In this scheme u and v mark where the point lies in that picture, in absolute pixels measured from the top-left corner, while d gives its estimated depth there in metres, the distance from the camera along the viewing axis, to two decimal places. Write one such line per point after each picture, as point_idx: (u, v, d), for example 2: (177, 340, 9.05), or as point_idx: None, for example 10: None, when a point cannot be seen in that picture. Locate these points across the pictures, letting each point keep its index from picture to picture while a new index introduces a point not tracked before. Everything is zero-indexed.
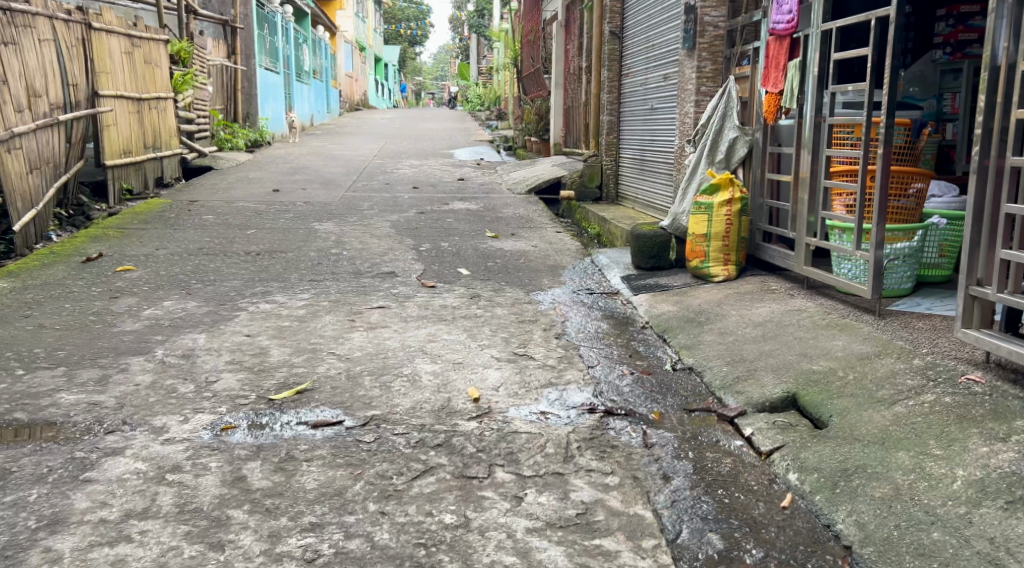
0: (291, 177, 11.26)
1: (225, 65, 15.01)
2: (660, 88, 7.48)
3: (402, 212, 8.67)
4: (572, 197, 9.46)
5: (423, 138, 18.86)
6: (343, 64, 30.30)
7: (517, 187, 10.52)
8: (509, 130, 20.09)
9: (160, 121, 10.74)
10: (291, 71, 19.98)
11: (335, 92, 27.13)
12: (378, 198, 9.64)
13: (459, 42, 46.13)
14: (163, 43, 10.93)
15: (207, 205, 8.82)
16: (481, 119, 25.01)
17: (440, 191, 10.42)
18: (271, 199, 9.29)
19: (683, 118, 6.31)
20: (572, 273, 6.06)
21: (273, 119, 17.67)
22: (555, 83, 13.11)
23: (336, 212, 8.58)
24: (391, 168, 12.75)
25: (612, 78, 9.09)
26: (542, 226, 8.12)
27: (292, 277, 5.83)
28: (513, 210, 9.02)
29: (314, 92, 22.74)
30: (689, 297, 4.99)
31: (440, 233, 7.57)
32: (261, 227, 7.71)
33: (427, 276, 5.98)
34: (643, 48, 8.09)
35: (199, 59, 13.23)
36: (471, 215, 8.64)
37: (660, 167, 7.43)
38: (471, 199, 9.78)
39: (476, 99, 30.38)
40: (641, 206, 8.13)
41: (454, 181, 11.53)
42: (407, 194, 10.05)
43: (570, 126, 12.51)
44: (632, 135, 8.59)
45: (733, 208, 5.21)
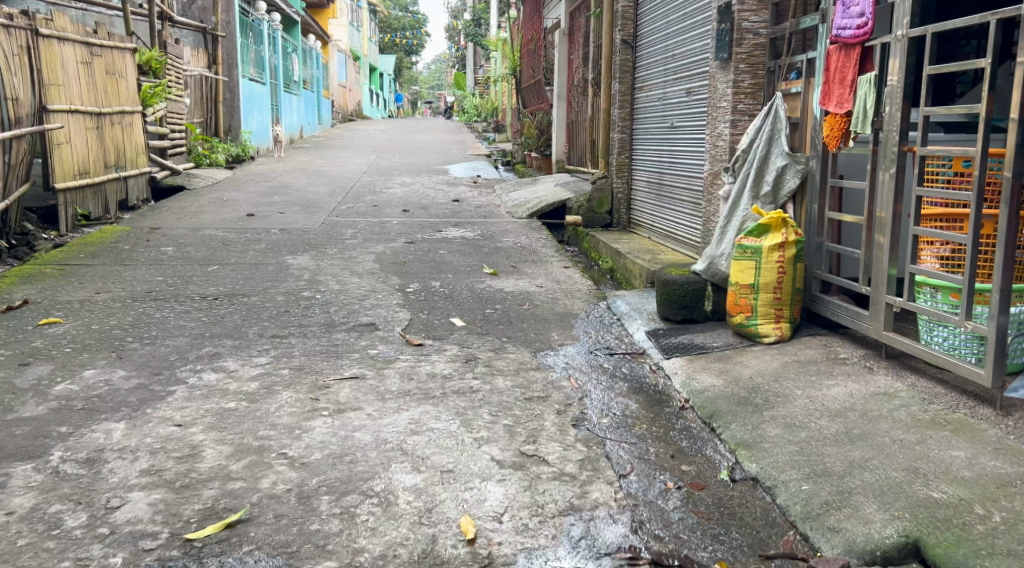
0: (270, 198, 10.32)
1: (204, 76, 14.07)
2: (682, 104, 6.55)
3: (389, 242, 7.73)
4: (579, 223, 8.49)
5: (418, 151, 17.92)
6: (337, 73, 29.47)
7: (518, 210, 9.57)
8: (508, 144, 19.17)
9: (125, 138, 9.79)
10: (278, 81, 19.02)
11: (327, 104, 26.21)
12: (363, 224, 8.68)
13: (456, 51, 45.28)
14: (129, 52, 10.00)
15: (169, 233, 7.88)
16: (479, 131, 24.10)
17: (432, 214, 9.47)
18: (244, 226, 8.35)
19: (716, 140, 5.35)
20: (586, 325, 5.10)
21: (258, 132, 16.71)
22: (558, 96, 12.18)
23: (315, 242, 7.63)
24: (381, 187, 11.81)
25: (624, 92, 8.15)
26: (547, 259, 7.16)
27: (252, 332, 4.88)
28: (513, 239, 8.07)
29: (304, 103, 21.79)
30: (737, 365, 4.03)
31: (430, 269, 6.62)
32: (226, 262, 6.77)
33: (413, 328, 5.03)
34: (661, 58, 7.16)
35: (174, 69, 12.31)
36: (466, 245, 7.69)
37: (682, 195, 6.51)
38: (466, 225, 8.82)
39: (473, 111, 29.46)
40: (659, 236, 7.21)
41: (448, 201, 10.59)
42: (396, 219, 9.09)
43: (575, 142, 11.57)
44: (648, 156, 7.66)
45: (786, 254, 4.24)
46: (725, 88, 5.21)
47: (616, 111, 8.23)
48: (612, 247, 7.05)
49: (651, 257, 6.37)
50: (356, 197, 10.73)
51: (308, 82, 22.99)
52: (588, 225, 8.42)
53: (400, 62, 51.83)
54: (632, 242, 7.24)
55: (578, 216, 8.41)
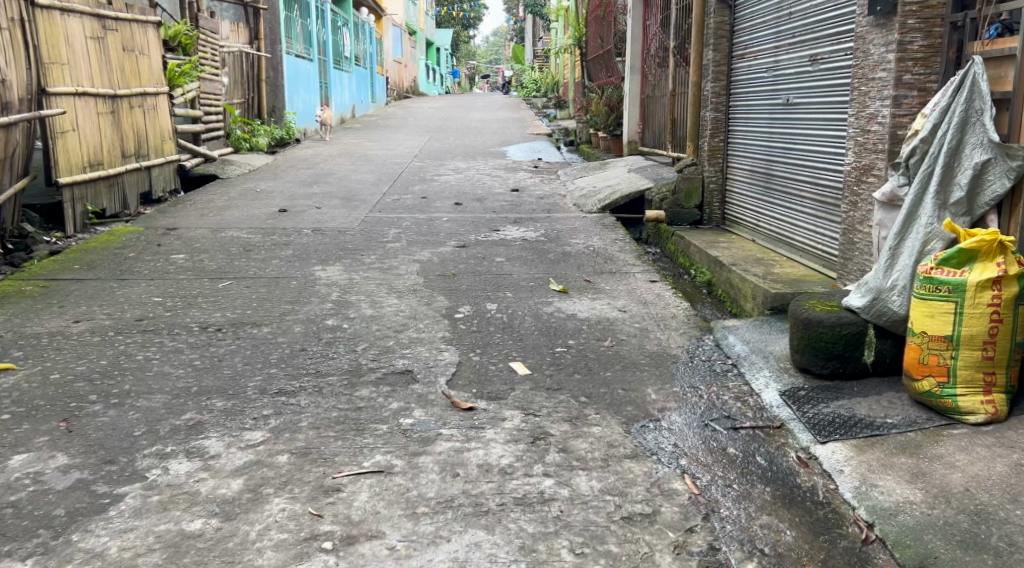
0: (309, 189, 9.22)
1: (244, 52, 13.00)
2: (803, 77, 5.26)
3: (438, 247, 6.52)
4: (661, 219, 7.17)
5: (474, 130, 16.73)
6: (391, 50, 28.34)
7: (587, 202, 8.29)
8: (571, 121, 17.85)
9: (147, 123, 8.71)
10: (327, 57, 17.89)
11: (381, 81, 25.11)
12: (408, 222, 7.48)
13: (516, 25, 43.82)
14: (152, 25, 8.89)
15: (186, 235, 6.79)
16: (539, 107, 22.76)
17: (489, 209, 8.23)
18: (273, 225, 7.24)
19: (867, 124, 4.06)
20: (692, 377, 3.82)
21: (303, 113, 15.63)
22: (631, 68, 10.81)
23: (352, 247, 6.47)
24: (432, 174, 10.62)
25: (719, 61, 6.82)
26: (629, 268, 5.88)
27: (251, 385, 3.71)
28: (585, 240, 6.79)
29: (355, 80, 20.66)
30: (937, 467, 2.76)
31: (486, 286, 5.39)
32: (243, 274, 5.65)
33: (463, 379, 3.81)
34: (774, 20, 5.87)
35: (209, 45, 11.25)
36: (529, 250, 6.43)
37: (804, 190, 5.25)
38: (529, 223, 7.55)
39: (531, 85, 28.09)
40: (768, 239, 5.94)
41: (507, 191, 9.34)
42: (446, 215, 7.87)
43: (651, 121, 10.24)
44: (753, 140, 6.35)
45: (1003, 293, 2.96)
46: (887, 52, 3.88)
47: (709, 85, 6.93)
48: (709, 254, 5.74)
49: (763, 271, 5.06)
50: (404, 186, 9.57)
51: (360, 58, 21.87)
52: (672, 222, 7.11)
53: (457, 36, 50.54)
54: (733, 247, 5.93)
55: (662, 212, 7.10)
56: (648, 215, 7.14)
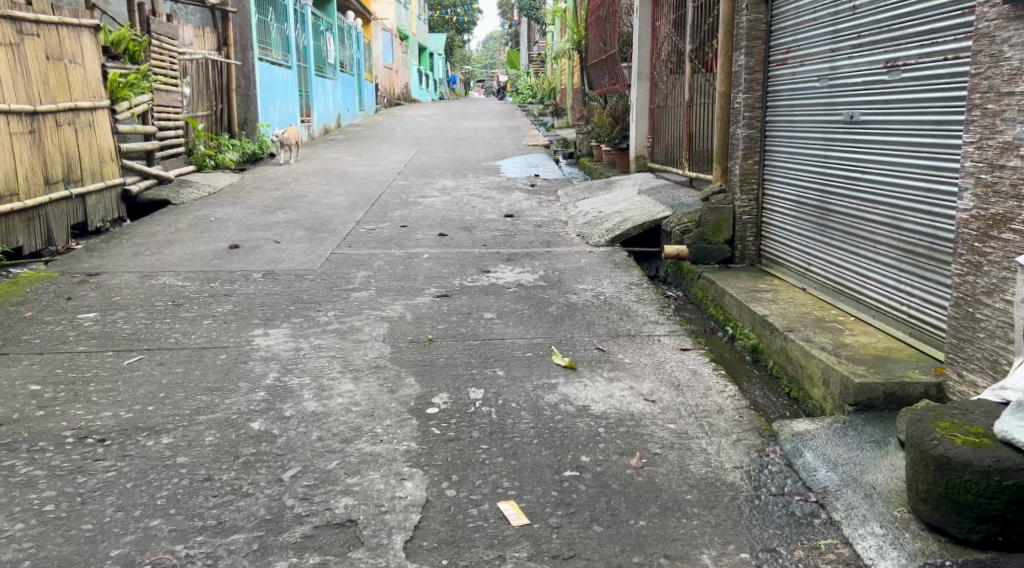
0: (272, 216, 8.02)
1: (210, 60, 11.76)
2: (883, 91, 4.15)
3: (415, 297, 5.32)
4: (683, 256, 5.97)
5: (466, 142, 15.58)
6: (381, 56, 27.14)
7: (594, 233, 7.10)
8: (569, 130, 16.73)
9: (79, 142, 7.53)
10: (308, 65, 16.66)
11: (369, 89, 23.91)
12: (381, 261, 6.28)
13: (510, 29, 42.73)
14: (86, 30, 7.68)
15: (107, 285, 5.58)
16: (535, 115, 21.63)
17: (479, 242, 7.02)
18: (218, 267, 6.04)
19: (1003, 157, 2.94)
20: (764, 532, 2.65)
21: (280, 124, 14.39)
22: (638, 74, 9.63)
23: (309, 299, 5.26)
24: (416, 195, 9.43)
25: (753, 66, 5.64)
26: (650, 326, 4.67)
27: (114, 557, 2.53)
28: (593, 285, 5.59)
29: (341, 88, 19.42)
30: None
31: (471, 359, 4.17)
32: (162, 343, 4.45)
33: (429, 540, 2.61)
34: (831, 19, 4.73)
35: (166, 52, 10.03)
36: (526, 301, 5.21)
37: (881, 234, 4.14)
38: (525, 260, 6.35)
39: (527, 92, 26.97)
40: (823, 289, 4.79)
41: (501, 217, 8.14)
42: (428, 250, 6.67)
43: (663, 134, 9.11)
44: (798, 164, 5.18)
45: None
46: None
47: (738, 96, 5.75)
48: (751, 312, 4.54)
49: (832, 342, 3.88)
50: (382, 212, 8.38)
51: (347, 65, 20.64)
52: (696, 261, 5.91)
53: (451, 41, 49.39)
54: (778, 299, 4.73)
55: (685, 249, 5.91)
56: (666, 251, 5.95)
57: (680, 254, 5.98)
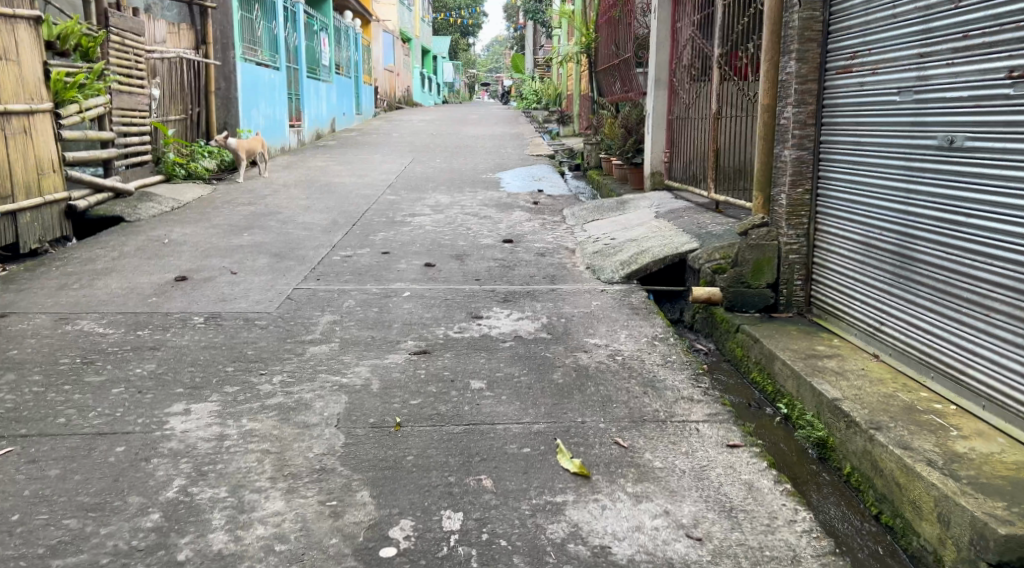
0: (236, 238, 6.99)
1: (186, 60, 10.70)
2: (1004, 109, 3.16)
3: (387, 354, 4.28)
4: (716, 299, 4.99)
5: (466, 150, 14.57)
6: (381, 58, 26.09)
7: (606, 267, 6.10)
8: (576, 139, 15.72)
9: (10, 151, 6.53)
10: (301, 65, 15.44)
11: (369, 92, 22.86)
12: (353, 300, 5.25)
13: (516, 32, 41.72)
14: (21, 22, 6.66)
15: (10, 333, 4.57)
16: (540, 120, 20.60)
17: (470, 277, 5.98)
18: (152, 308, 5.01)
19: None
20: None
21: (267, 129, 13.28)
22: (656, 81, 8.70)
23: (254, 356, 4.22)
24: (404, 214, 8.41)
25: (805, 75, 4.59)
26: (683, 405, 3.62)
27: None
28: (608, 339, 4.55)
29: (335, 91, 18.35)
30: None
31: (449, 457, 3.12)
32: (46, 426, 3.43)
33: None
34: (918, 15, 3.70)
35: (130, 50, 8.99)
36: (523, 361, 4.17)
37: (1001, 297, 3.16)
38: (524, 303, 5.30)
39: (533, 96, 25.97)
40: (899, 358, 3.77)
41: (498, 243, 7.11)
42: (409, 286, 5.64)
43: (687, 148, 8.14)
44: (863, 197, 4.15)
45: None
46: None
47: (784, 112, 4.71)
48: (814, 390, 3.47)
49: (939, 448, 2.84)
50: (364, 234, 7.35)
51: (343, 66, 19.55)
52: (732, 307, 4.91)
53: (456, 43, 48.40)
54: (845, 370, 3.67)
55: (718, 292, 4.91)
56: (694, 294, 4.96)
57: (712, 298, 4.99)
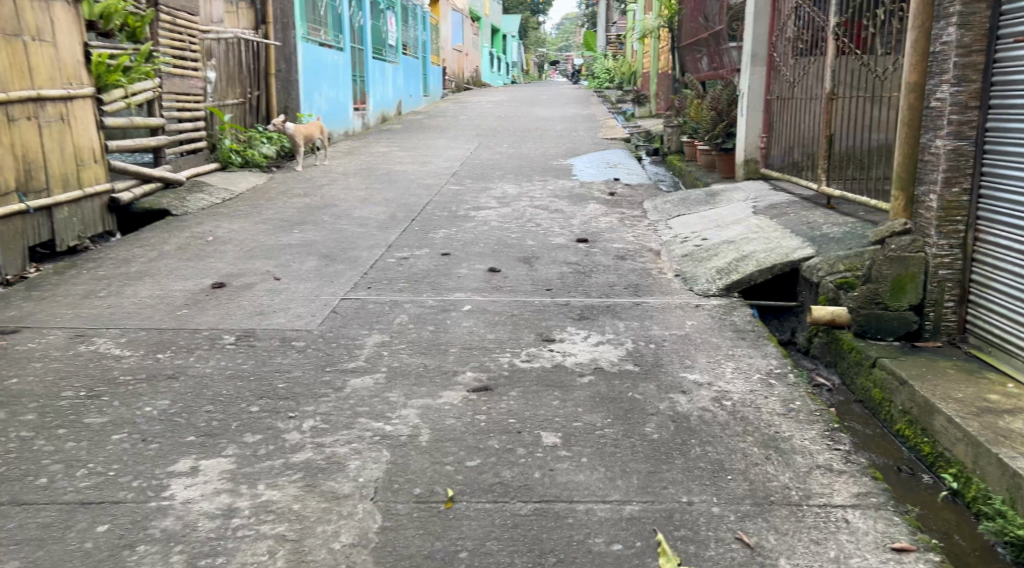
0: (285, 235, 6.36)
1: (247, 41, 9.89)
2: None
3: (440, 392, 3.56)
4: (843, 322, 4.29)
5: (538, 133, 13.84)
6: (450, 37, 25.37)
7: (701, 275, 5.32)
8: (654, 121, 14.87)
9: (46, 140, 5.95)
10: (366, 46, 14.72)
11: (436, 73, 22.14)
12: (405, 316, 4.55)
13: (587, 9, 40.63)
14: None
15: (14, 354, 3.93)
16: (613, 101, 19.72)
17: (541, 285, 5.21)
18: (179, 323, 4.36)
19: None
20: None
21: (334, 112, 12.58)
22: (753, 57, 7.97)
23: (285, 392, 3.53)
24: (469, 207, 7.69)
25: (969, 45, 3.87)
26: (822, 480, 2.87)
27: None
28: (712, 376, 3.77)
29: (402, 73, 17.66)
30: None
31: (514, 557, 2.44)
32: (23, 489, 2.77)
33: None
34: None
35: (184, 29, 8.29)
36: (606, 408, 3.41)
37: None
38: (606, 322, 4.52)
39: (605, 75, 25.01)
40: None
41: (572, 244, 6.32)
42: (470, 298, 4.92)
43: (794, 132, 7.35)
44: None
45: None
46: None
47: (938, 91, 4.00)
48: (1004, 468, 2.76)
49: None
50: (425, 231, 6.66)
51: (409, 46, 18.81)
52: (863, 333, 4.18)
53: (525, 22, 47.50)
54: None
55: (846, 314, 4.22)
56: (814, 315, 4.30)
57: (836, 320, 4.30)
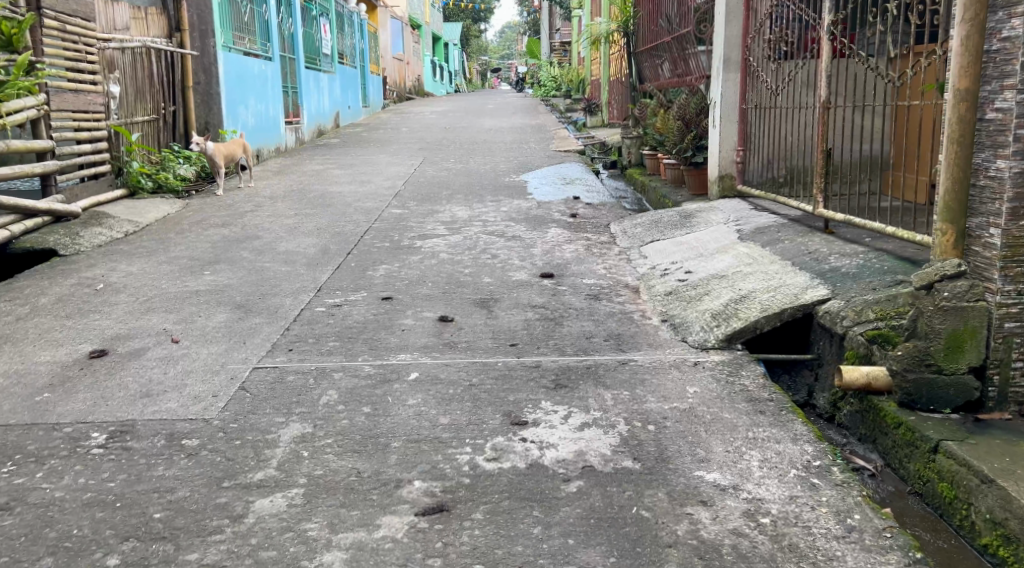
0: (194, 278, 5.34)
1: (160, 51, 8.73)
2: None
3: (378, 519, 2.62)
4: (881, 385, 3.50)
5: (486, 146, 12.94)
6: (390, 45, 24.36)
7: (693, 321, 4.47)
8: (608, 130, 14.11)
9: None
10: (299, 55, 13.66)
11: (376, 82, 21.13)
12: (334, 391, 3.59)
13: (530, 16, 39.98)
14: None
15: None
16: (563, 109, 18.94)
17: (503, 338, 4.29)
18: (34, 416, 3.34)
19: None
20: None
21: (264, 127, 11.51)
22: (726, 62, 7.15)
23: (160, 530, 2.57)
24: (414, 234, 6.74)
25: None
26: None
27: None
28: (737, 477, 2.89)
29: (339, 82, 16.59)
30: None
31: None
32: None
33: None
34: None
35: (77, 38, 7.17)
36: (604, 540, 2.52)
37: None
38: (589, 392, 3.61)
39: (552, 82, 24.24)
40: None
41: (534, 281, 5.41)
42: (416, 360, 3.98)
43: (781, 146, 6.54)
44: None
45: None
46: None
47: (998, 99, 3.22)
48: None
49: None
50: (362, 267, 5.69)
51: (347, 56, 17.76)
52: (911, 404, 3.35)
53: (467, 30, 46.70)
54: None
55: (887, 379, 3.45)
56: (845, 378, 3.50)
57: (872, 384, 3.49)
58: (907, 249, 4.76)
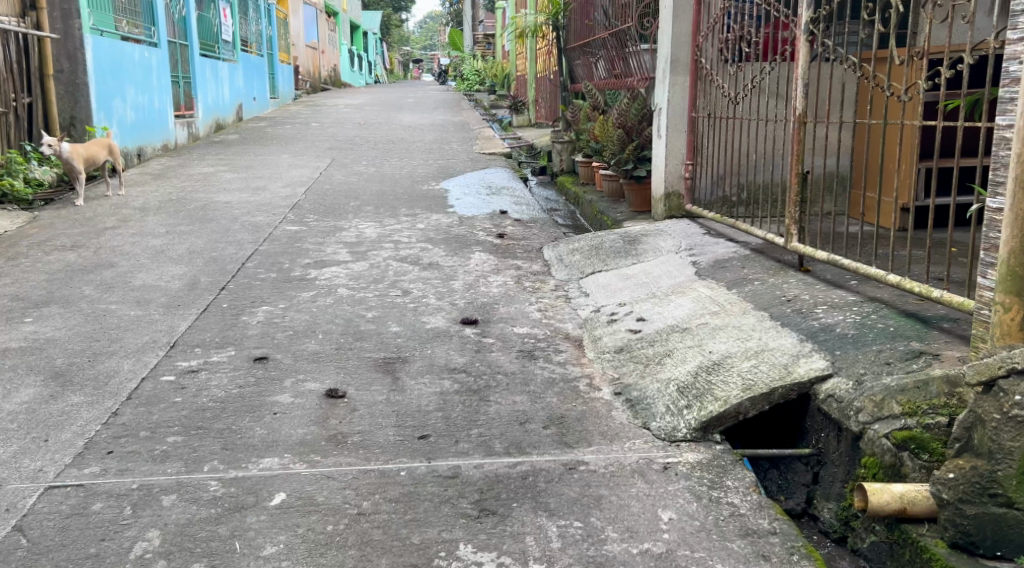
0: (7, 328, 4.10)
1: (8, 33, 7.33)
2: None
3: None
4: (919, 509, 2.56)
5: (403, 146, 11.81)
6: (302, 32, 22.87)
7: (654, 396, 3.48)
8: (534, 131, 13.13)
9: None
10: (193, 41, 12.26)
11: (286, 71, 19.68)
12: (156, 534, 2.47)
13: (453, 6, 38.78)
14: None
15: None
16: (486, 106, 17.91)
17: (409, 426, 3.23)
18: None
19: None
20: None
21: (146, 121, 10.13)
22: (673, 62, 6.15)
23: None
24: (309, 261, 5.60)
25: None
26: None
27: None
28: None
29: (241, 72, 15.15)
30: None
31: None
32: None
33: None
34: None
35: None
36: None
37: None
38: (525, 526, 2.59)
39: (476, 76, 23.16)
40: None
41: (452, 330, 4.36)
42: (285, 467, 2.88)
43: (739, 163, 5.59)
44: None
45: None
46: None
47: None
48: None
49: None
50: (237, 308, 4.54)
51: (252, 43, 16.31)
52: (969, 547, 2.45)
53: (388, 19, 45.19)
54: None
55: (929, 506, 2.53)
56: (871, 502, 2.57)
57: (908, 510, 2.56)
58: (907, 301, 3.86)
